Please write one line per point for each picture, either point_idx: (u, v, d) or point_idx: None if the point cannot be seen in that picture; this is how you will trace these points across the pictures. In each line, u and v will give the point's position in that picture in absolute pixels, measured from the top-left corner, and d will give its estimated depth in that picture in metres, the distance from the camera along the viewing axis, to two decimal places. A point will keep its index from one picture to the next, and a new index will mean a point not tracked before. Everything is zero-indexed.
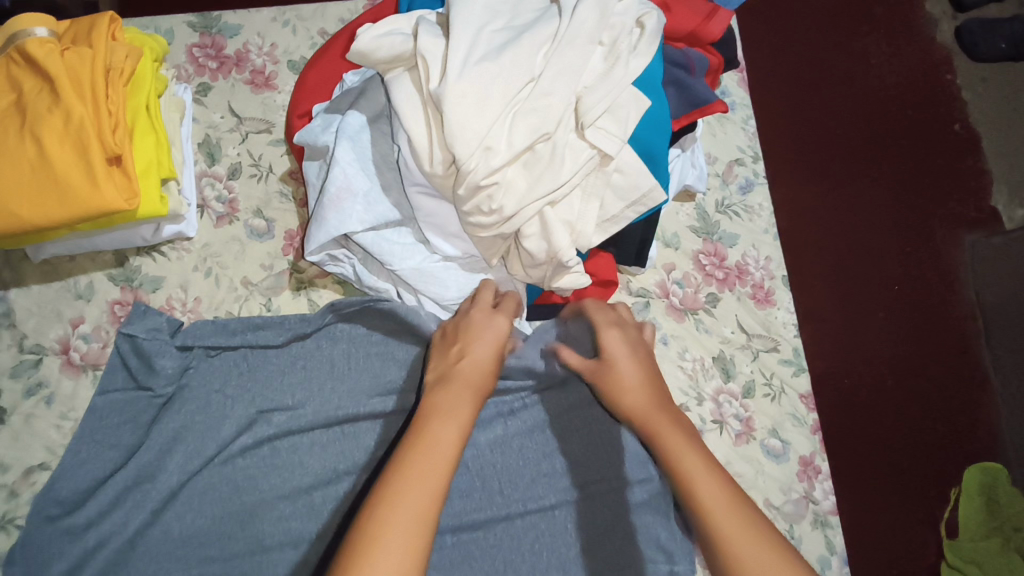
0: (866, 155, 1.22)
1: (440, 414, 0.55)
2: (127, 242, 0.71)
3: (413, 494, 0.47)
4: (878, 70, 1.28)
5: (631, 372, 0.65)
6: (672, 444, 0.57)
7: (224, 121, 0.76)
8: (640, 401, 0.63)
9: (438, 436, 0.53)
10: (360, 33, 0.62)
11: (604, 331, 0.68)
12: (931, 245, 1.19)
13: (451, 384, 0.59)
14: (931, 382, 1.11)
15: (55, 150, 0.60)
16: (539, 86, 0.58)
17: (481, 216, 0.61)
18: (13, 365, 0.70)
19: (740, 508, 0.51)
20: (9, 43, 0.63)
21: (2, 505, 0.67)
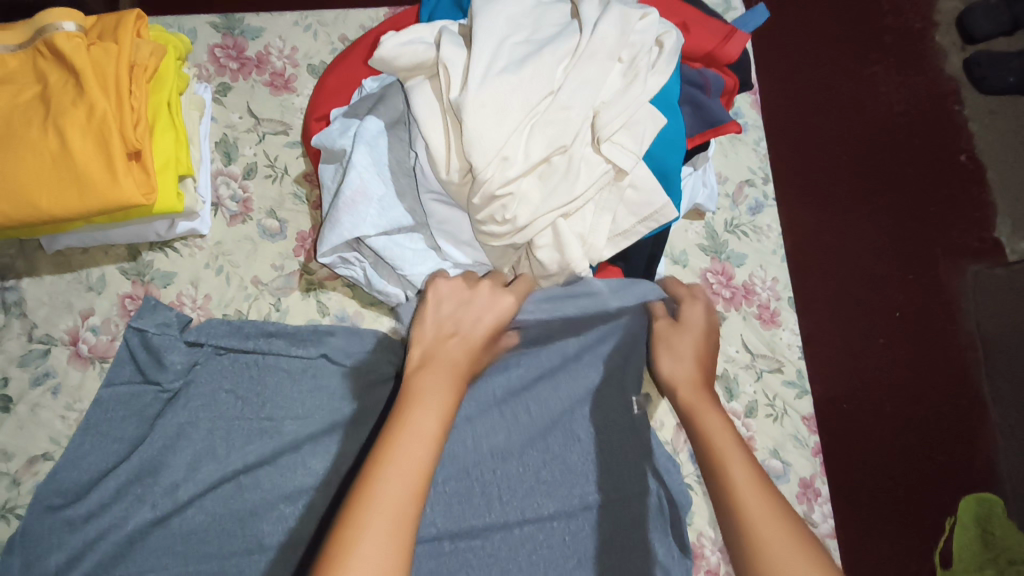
0: (873, 181, 1.23)
1: (419, 396, 0.53)
2: (141, 237, 0.72)
3: (394, 487, 0.46)
4: (886, 98, 1.29)
5: (688, 344, 0.69)
6: (709, 423, 0.61)
7: (242, 122, 0.77)
8: (687, 378, 0.66)
9: (418, 424, 0.51)
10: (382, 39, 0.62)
11: (687, 305, 0.72)
12: (933, 273, 1.19)
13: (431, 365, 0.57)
14: (930, 410, 1.11)
15: (82, 144, 0.61)
16: (558, 99, 0.59)
17: (495, 226, 0.62)
18: (22, 354, 0.70)
19: (766, 494, 0.53)
20: (36, 37, 0.63)
21: (5, 493, 0.68)
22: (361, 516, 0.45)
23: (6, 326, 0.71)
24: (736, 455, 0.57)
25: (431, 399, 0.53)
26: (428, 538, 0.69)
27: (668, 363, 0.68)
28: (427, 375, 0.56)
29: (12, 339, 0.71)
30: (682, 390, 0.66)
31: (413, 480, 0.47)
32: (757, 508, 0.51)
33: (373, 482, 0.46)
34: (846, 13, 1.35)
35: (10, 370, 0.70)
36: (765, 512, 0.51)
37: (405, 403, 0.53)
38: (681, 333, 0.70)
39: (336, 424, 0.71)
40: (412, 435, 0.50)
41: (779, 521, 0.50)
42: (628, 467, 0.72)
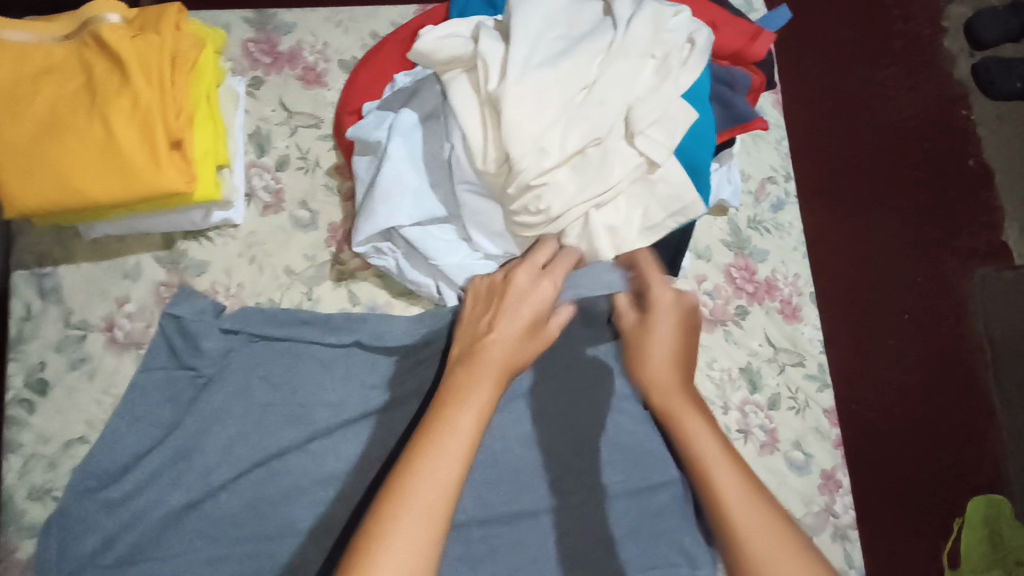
0: (883, 184, 1.25)
1: (460, 393, 0.53)
2: (177, 225, 0.73)
3: (423, 486, 0.46)
4: (896, 102, 1.31)
5: (663, 339, 0.62)
6: (694, 434, 0.56)
7: (275, 115, 0.78)
8: (667, 380, 0.60)
9: (453, 427, 0.50)
10: (421, 33, 0.63)
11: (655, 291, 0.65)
12: (941, 276, 1.21)
13: (477, 360, 0.56)
14: (938, 412, 1.12)
15: (128, 134, 0.62)
16: (593, 94, 0.60)
17: (529, 218, 0.63)
18: (59, 339, 0.72)
19: (758, 507, 0.49)
20: (83, 28, 0.64)
21: (42, 475, 0.69)
22: (387, 515, 0.45)
23: (43, 311, 0.72)
24: (716, 453, 0.53)
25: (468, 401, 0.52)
26: (456, 524, 0.71)
27: (643, 359, 0.62)
28: (465, 375, 0.55)
29: (50, 324, 0.72)
30: (662, 395, 0.60)
31: (447, 484, 0.47)
32: (755, 528, 0.48)
33: (405, 483, 0.46)
34: (858, 17, 1.36)
35: (46, 355, 0.71)
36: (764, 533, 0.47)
37: (441, 406, 0.52)
38: (655, 327, 0.63)
39: (368, 412, 0.72)
40: (448, 434, 0.49)
41: (775, 533, 0.47)
42: (653, 457, 0.73)
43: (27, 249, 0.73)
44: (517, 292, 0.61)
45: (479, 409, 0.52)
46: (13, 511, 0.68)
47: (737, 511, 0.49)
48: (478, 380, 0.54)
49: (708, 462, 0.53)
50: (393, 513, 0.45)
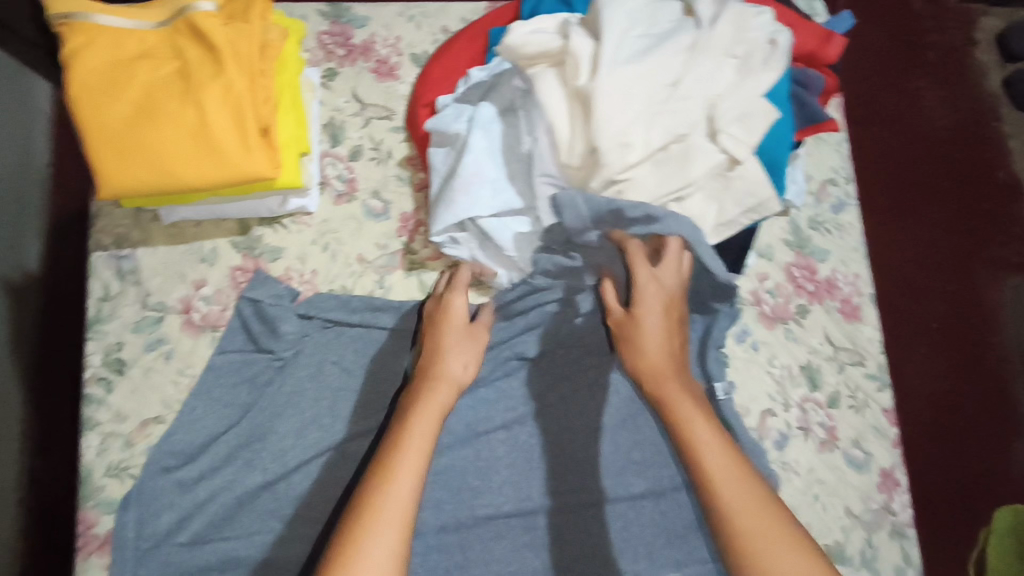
0: (912, 194, 1.27)
1: (407, 424, 0.60)
2: (254, 212, 0.75)
3: (383, 515, 0.53)
4: (929, 112, 1.32)
5: (653, 331, 0.66)
6: (689, 422, 0.60)
7: (349, 106, 0.80)
8: (663, 364, 0.65)
9: (403, 456, 0.57)
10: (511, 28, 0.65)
11: (642, 287, 0.66)
12: (971, 286, 1.22)
13: (428, 388, 0.64)
14: (968, 420, 1.12)
15: (221, 119, 0.63)
16: (678, 90, 0.61)
17: (605, 218, 0.64)
18: (136, 320, 0.73)
19: (753, 491, 0.55)
20: (178, 16, 0.64)
21: (119, 453, 0.70)
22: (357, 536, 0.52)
23: (121, 292, 0.73)
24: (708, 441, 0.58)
25: (422, 427, 0.60)
26: (523, 511, 0.70)
27: (647, 338, 0.66)
28: (416, 412, 0.62)
29: (128, 305, 0.73)
30: (656, 379, 0.65)
31: (402, 511, 0.54)
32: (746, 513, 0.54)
33: (366, 514, 0.53)
34: (892, 28, 1.38)
35: (124, 336, 0.72)
36: (748, 494, 0.55)
37: (392, 440, 0.59)
38: (643, 321, 0.66)
39: None
40: (395, 464, 0.56)
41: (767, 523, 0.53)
42: None
43: (105, 231, 0.74)
44: (456, 319, 0.69)
45: (428, 436, 0.60)
46: (91, 487, 0.69)
47: (730, 496, 0.55)
48: (421, 414, 0.61)
49: (702, 449, 0.58)
50: (363, 537, 0.51)
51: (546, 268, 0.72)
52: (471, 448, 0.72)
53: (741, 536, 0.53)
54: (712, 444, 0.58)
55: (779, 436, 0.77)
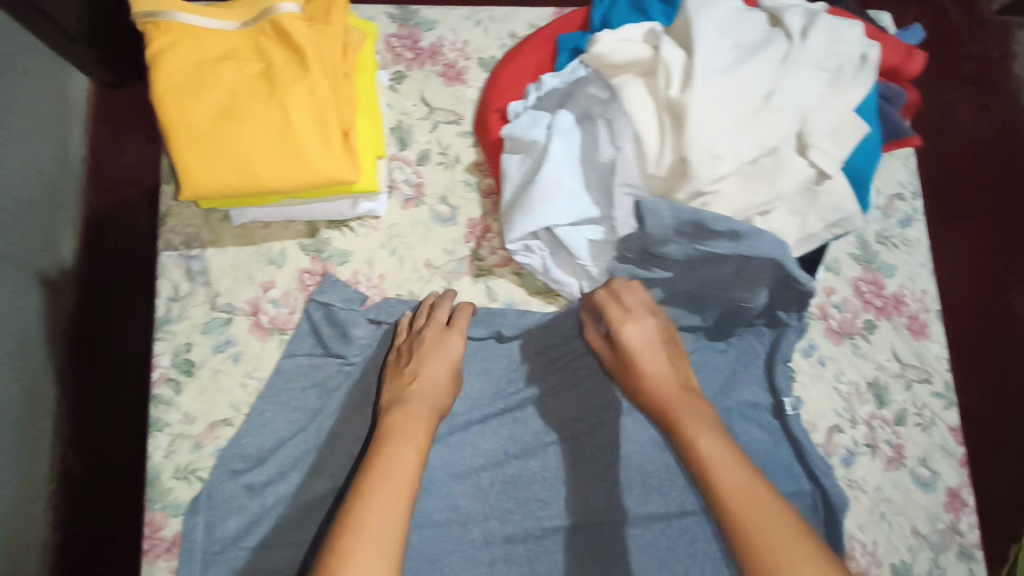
0: (944, 208, 1.26)
1: (399, 431, 0.59)
2: (325, 215, 0.74)
3: (379, 511, 0.51)
4: (964, 124, 1.31)
5: (648, 365, 0.65)
6: (694, 436, 0.58)
7: (416, 109, 0.79)
8: (666, 388, 0.63)
9: (392, 460, 0.56)
10: (596, 37, 0.64)
11: (626, 330, 0.66)
12: (1006, 301, 1.20)
13: (411, 408, 0.63)
14: (1002, 436, 1.11)
15: (304, 121, 0.62)
16: (771, 103, 0.60)
17: (685, 231, 0.63)
18: (205, 321, 0.72)
19: (765, 494, 0.51)
20: (263, 17, 0.64)
21: (188, 455, 0.70)
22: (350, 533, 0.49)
23: (190, 293, 0.73)
24: (713, 448, 0.56)
25: (411, 445, 0.58)
26: (591, 523, 0.70)
27: (643, 371, 0.65)
28: (405, 418, 0.61)
29: (197, 306, 0.73)
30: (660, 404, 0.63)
31: (399, 505, 0.52)
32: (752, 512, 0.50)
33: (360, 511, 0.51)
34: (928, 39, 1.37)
35: (193, 337, 0.72)
36: (762, 498, 0.51)
37: (381, 444, 0.58)
38: (635, 359, 0.66)
39: (506, 408, 0.73)
40: (391, 465, 0.55)
41: (776, 522, 0.49)
42: (780, 466, 0.75)
43: (174, 231, 0.74)
44: (449, 356, 0.68)
45: (416, 453, 0.57)
46: (159, 489, 0.69)
47: (737, 497, 0.51)
48: (413, 422, 0.61)
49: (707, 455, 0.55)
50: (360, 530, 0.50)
51: (623, 280, 0.70)
52: (539, 459, 0.71)
53: (758, 540, 0.48)
54: (714, 449, 0.56)
55: (846, 453, 0.77)
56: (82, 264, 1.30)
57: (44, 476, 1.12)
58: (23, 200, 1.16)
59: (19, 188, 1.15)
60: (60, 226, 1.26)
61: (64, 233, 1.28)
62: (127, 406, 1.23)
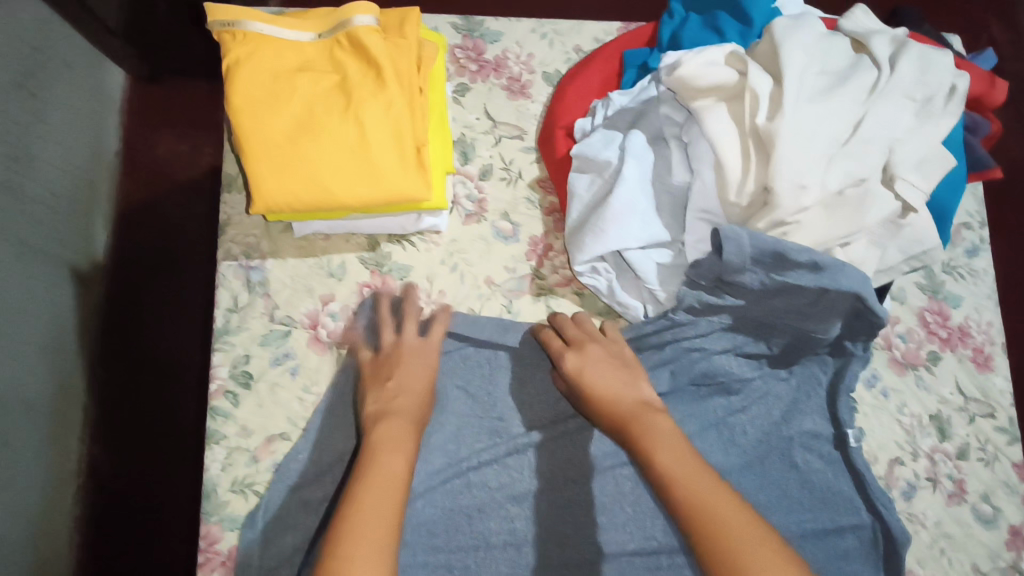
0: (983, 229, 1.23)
1: (385, 441, 0.59)
2: (386, 228, 0.73)
3: (371, 525, 0.52)
4: (1007, 143, 1.28)
5: (596, 389, 0.66)
6: (652, 454, 0.60)
7: (480, 123, 0.78)
8: (621, 408, 0.65)
9: (382, 472, 0.56)
10: (680, 61, 0.62)
11: (566, 359, 0.68)
12: None
13: (395, 418, 0.62)
14: None
15: (379, 136, 0.61)
16: (859, 134, 0.59)
17: (763, 261, 0.61)
18: (264, 333, 0.72)
19: (732, 509, 0.55)
20: (340, 29, 0.63)
21: (244, 469, 0.69)
22: (344, 547, 0.50)
23: (249, 304, 0.72)
24: (676, 466, 0.58)
25: (400, 457, 0.58)
26: (648, 550, 0.69)
27: (595, 393, 0.66)
28: (390, 426, 0.60)
29: (256, 317, 0.72)
30: (619, 424, 0.64)
31: (390, 520, 0.53)
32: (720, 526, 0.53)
33: (354, 525, 0.51)
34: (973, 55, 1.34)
35: (251, 349, 0.71)
36: (722, 506, 0.55)
37: (370, 455, 0.58)
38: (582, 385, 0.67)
39: (565, 430, 0.72)
40: (381, 477, 0.55)
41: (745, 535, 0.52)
42: (841, 499, 0.73)
43: (235, 241, 0.73)
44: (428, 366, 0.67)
45: (405, 469, 0.58)
46: (215, 502, 0.68)
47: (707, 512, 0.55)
48: (400, 432, 0.60)
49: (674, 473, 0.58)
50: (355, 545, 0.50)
51: (692, 306, 0.69)
52: (597, 483, 0.71)
53: (715, 543, 0.52)
54: (677, 466, 0.58)
55: (907, 486, 0.75)
56: (113, 257, 1.25)
57: (71, 469, 1.11)
58: (61, 194, 1.13)
59: (57, 181, 1.13)
60: (94, 221, 1.23)
61: (99, 226, 1.24)
62: (160, 406, 1.19)
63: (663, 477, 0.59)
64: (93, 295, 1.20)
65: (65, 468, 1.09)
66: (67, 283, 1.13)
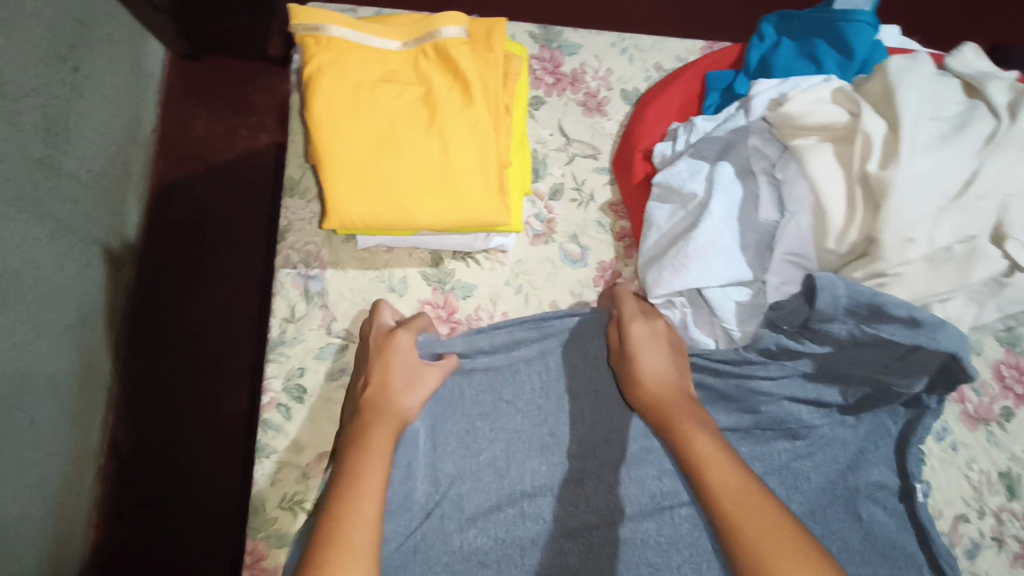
0: None
1: (364, 438, 0.55)
2: (452, 245, 0.70)
3: (354, 527, 0.47)
4: None
5: (646, 364, 0.63)
6: (689, 436, 0.56)
7: (553, 139, 0.75)
8: (668, 388, 0.61)
9: (363, 473, 0.52)
10: (788, 97, 0.62)
11: (632, 324, 0.65)
12: None
13: (374, 417, 0.57)
14: None
15: (463, 153, 0.58)
16: (975, 187, 0.55)
17: (857, 313, 0.57)
18: (320, 346, 0.69)
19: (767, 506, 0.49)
20: (428, 40, 0.60)
21: (293, 485, 0.66)
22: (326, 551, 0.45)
23: (306, 315, 0.69)
24: (712, 451, 0.54)
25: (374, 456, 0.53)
26: None
27: (645, 365, 0.63)
28: (369, 426, 0.56)
29: (312, 329, 0.69)
30: (656, 403, 0.61)
31: (371, 523, 0.48)
32: (754, 520, 0.48)
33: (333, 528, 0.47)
34: None
35: (306, 362, 0.68)
36: (756, 508, 0.49)
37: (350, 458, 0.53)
38: (635, 354, 0.63)
39: (622, 460, 0.67)
40: (361, 476, 0.51)
41: (779, 530, 0.47)
42: (904, 555, 0.68)
43: (294, 248, 0.71)
44: (400, 354, 0.61)
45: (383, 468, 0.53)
46: (262, 517, 0.64)
47: (732, 508, 0.49)
48: (376, 428, 0.56)
49: (705, 462, 0.54)
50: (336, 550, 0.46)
51: (767, 349, 0.65)
52: (654, 521, 0.63)
53: (749, 539, 0.47)
54: (718, 456, 0.54)
55: (971, 544, 0.71)
56: (146, 236, 1.21)
57: (92, 449, 1.04)
58: (96, 171, 1.06)
59: (93, 158, 1.05)
60: (127, 193, 1.17)
61: (132, 202, 1.19)
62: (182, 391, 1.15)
63: (701, 472, 0.53)
64: (120, 272, 1.14)
65: (89, 446, 1.03)
66: (98, 262, 1.07)
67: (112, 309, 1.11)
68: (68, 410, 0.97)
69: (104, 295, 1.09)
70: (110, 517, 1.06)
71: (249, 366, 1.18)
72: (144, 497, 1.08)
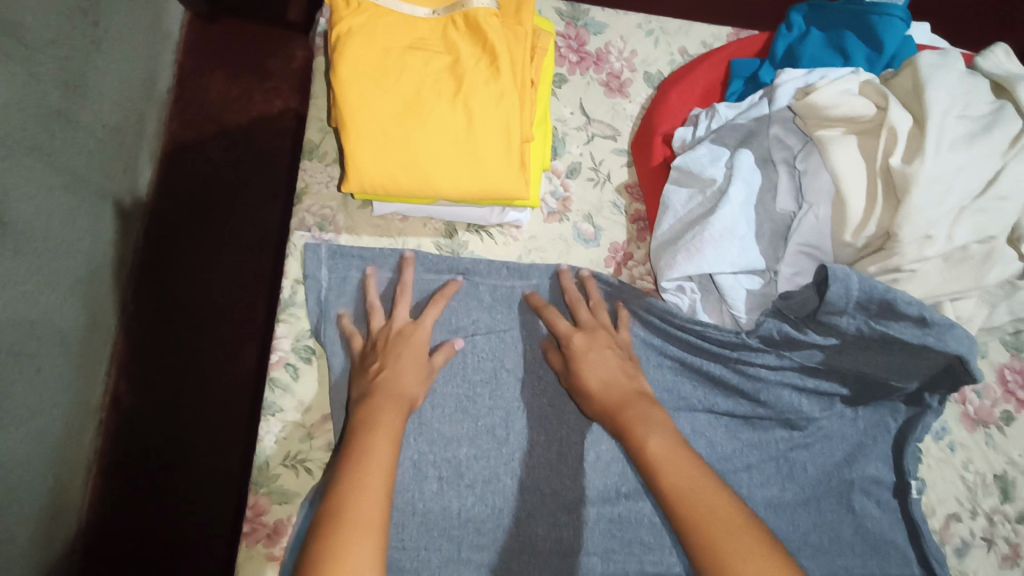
0: None
1: (371, 420, 0.54)
2: (467, 216, 0.70)
3: (362, 502, 0.47)
4: None
5: (593, 376, 0.62)
6: (643, 437, 0.56)
7: (573, 118, 0.75)
8: (618, 394, 0.60)
9: (373, 447, 0.52)
10: (817, 87, 0.61)
11: (572, 338, 0.64)
12: None
13: (378, 400, 0.56)
14: None
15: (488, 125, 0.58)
16: (997, 188, 0.56)
17: (867, 308, 0.56)
18: None
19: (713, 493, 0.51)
20: (458, 8, 0.60)
21: (297, 444, 0.64)
22: (337, 528, 0.45)
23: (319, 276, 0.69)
24: (672, 452, 0.54)
25: (383, 429, 0.53)
26: None
27: (591, 375, 0.62)
28: (374, 399, 0.56)
29: None
30: (610, 412, 0.60)
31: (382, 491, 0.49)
32: (701, 514, 0.49)
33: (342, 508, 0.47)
34: None
35: None
36: (707, 497, 0.50)
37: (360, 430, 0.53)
38: (581, 368, 0.62)
39: None
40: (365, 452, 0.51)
41: (720, 517, 0.48)
42: (895, 549, 0.68)
43: (310, 211, 0.70)
44: (413, 342, 0.61)
45: (391, 439, 0.53)
46: (267, 474, 0.63)
47: (683, 502, 0.50)
48: (384, 408, 0.55)
49: (651, 462, 0.54)
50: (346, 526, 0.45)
51: (769, 335, 0.64)
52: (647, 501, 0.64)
53: (703, 538, 0.48)
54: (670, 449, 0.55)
55: (961, 544, 0.72)
56: (157, 193, 1.21)
57: (93, 402, 1.06)
58: (111, 126, 1.05)
59: (109, 114, 1.05)
60: (142, 150, 1.17)
61: (144, 160, 1.19)
62: (184, 348, 1.14)
63: (654, 466, 0.54)
64: (131, 228, 1.15)
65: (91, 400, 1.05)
66: (109, 218, 1.07)
67: (121, 264, 1.12)
68: (75, 360, 0.99)
69: (113, 251, 1.09)
70: (109, 469, 1.07)
71: (257, 331, 1.18)
72: (143, 451, 1.08)
